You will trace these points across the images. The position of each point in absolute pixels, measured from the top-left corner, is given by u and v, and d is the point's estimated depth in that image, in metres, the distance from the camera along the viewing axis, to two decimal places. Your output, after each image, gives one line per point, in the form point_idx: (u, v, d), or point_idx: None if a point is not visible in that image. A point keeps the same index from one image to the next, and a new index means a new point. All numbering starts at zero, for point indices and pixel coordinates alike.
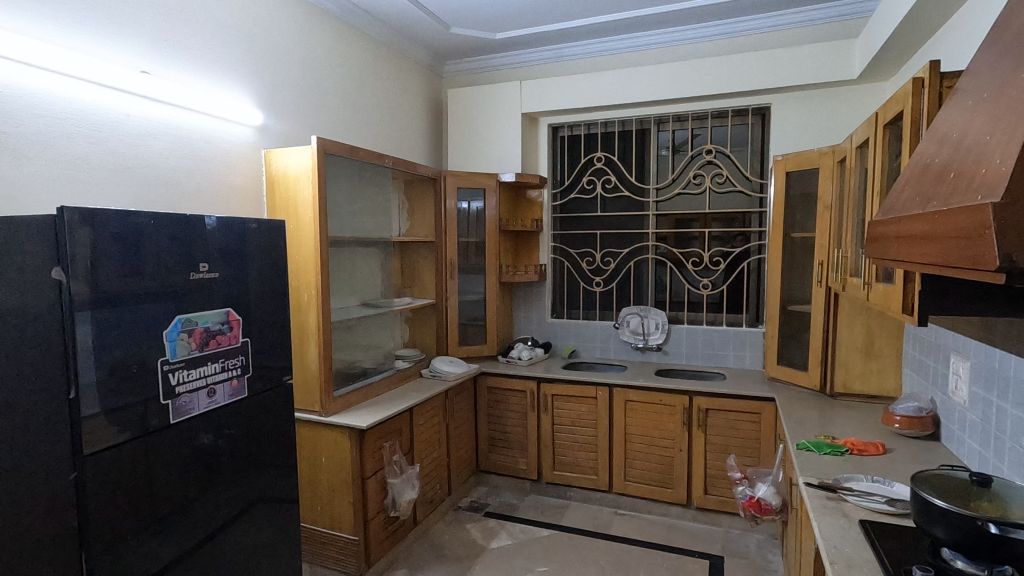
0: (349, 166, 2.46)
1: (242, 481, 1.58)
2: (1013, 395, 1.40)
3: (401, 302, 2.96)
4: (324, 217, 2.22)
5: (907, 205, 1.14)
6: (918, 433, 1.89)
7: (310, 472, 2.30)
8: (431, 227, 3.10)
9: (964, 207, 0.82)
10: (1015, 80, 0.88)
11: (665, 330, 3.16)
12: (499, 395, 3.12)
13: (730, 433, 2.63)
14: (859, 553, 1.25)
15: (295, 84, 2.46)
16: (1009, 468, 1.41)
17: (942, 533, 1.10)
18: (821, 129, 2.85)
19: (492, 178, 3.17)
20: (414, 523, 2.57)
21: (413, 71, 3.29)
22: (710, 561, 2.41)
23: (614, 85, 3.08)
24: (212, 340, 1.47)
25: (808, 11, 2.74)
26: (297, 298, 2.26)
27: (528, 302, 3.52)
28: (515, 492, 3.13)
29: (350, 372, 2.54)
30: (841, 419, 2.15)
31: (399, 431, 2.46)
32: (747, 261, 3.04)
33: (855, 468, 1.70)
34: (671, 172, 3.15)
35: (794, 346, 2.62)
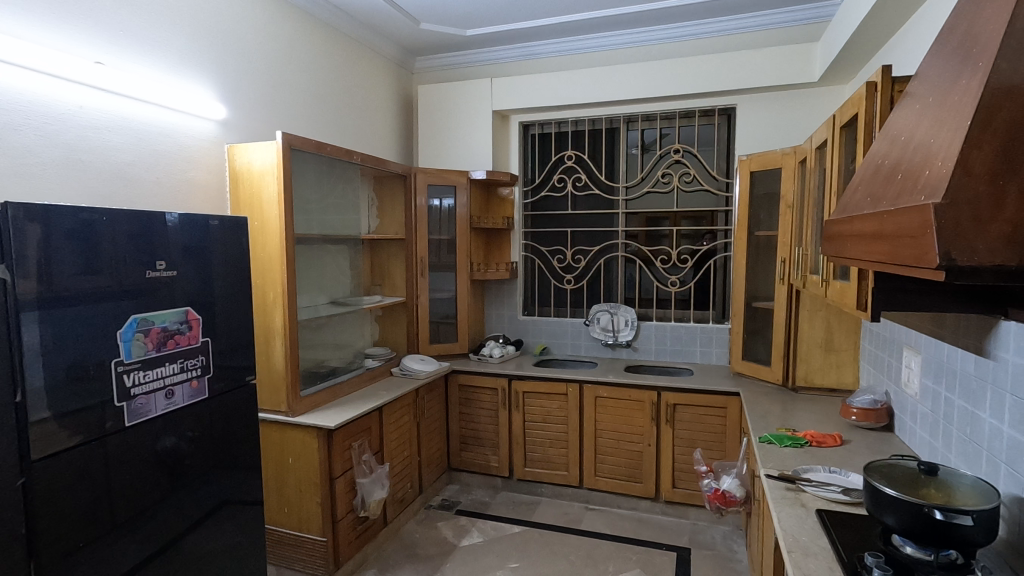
0: (316, 162, 2.43)
1: (204, 485, 1.55)
2: (959, 387, 1.47)
3: (371, 300, 2.92)
4: (290, 214, 2.18)
5: (859, 205, 1.18)
6: (874, 425, 1.96)
7: (277, 473, 2.26)
8: (401, 225, 3.07)
9: (908, 207, 0.85)
10: (957, 85, 0.92)
11: (635, 327, 3.20)
12: (471, 393, 3.12)
13: (698, 427, 2.69)
14: (816, 541, 1.29)
15: (260, 77, 2.41)
16: (956, 456, 1.47)
17: (892, 521, 1.14)
18: (784, 130, 2.92)
19: (463, 175, 3.15)
20: (384, 523, 2.55)
21: (382, 67, 3.25)
22: (678, 553, 2.46)
23: (584, 84, 3.10)
24: (170, 341, 1.42)
25: (771, 14, 2.80)
26: (262, 296, 2.21)
27: (499, 300, 3.53)
28: (487, 489, 3.13)
29: (317, 371, 2.50)
30: (802, 413, 2.22)
31: (368, 430, 2.44)
32: (713, 259, 3.09)
33: (814, 459, 1.75)
34: (640, 171, 3.19)
35: (758, 342, 2.69)
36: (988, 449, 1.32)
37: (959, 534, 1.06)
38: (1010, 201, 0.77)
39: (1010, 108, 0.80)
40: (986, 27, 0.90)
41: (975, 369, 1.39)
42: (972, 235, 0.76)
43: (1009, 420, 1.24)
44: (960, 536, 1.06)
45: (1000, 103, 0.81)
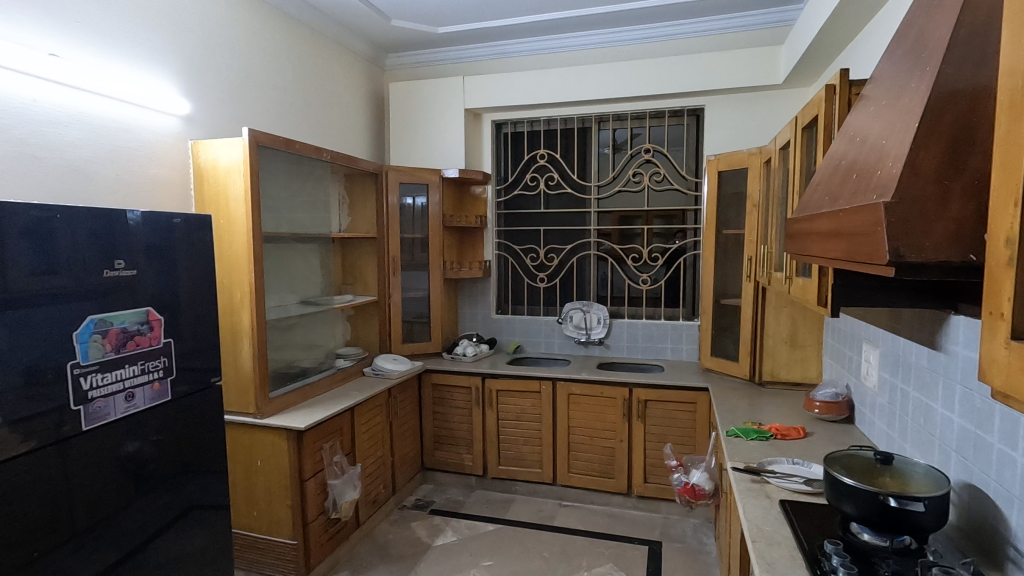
0: (285, 159, 2.39)
1: (169, 490, 1.51)
2: (914, 379, 1.53)
3: (342, 299, 2.89)
4: (257, 212, 2.14)
5: (818, 204, 1.21)
6: (835, 417, 2.02)
7: (245, 476, 2.22)
8: (372, 224, 3.04)
9: (862, 206, 0.89)
10: (908, 88, 0.96)
11: (607, 324, 3.24)
12: (444, 392, 3.11)
13: (668, 422, 2.73)
14: (779, 531, 1.32)
15: (226, 72, 2.36)
16: (911, 446, 1.53)
17: (850, 509, 1.18)
18: (750, 130, 2.98)
19: (435, 173, 3.13)
20: (356, 524, 2.53)
21: (353, 64, 3.21)
22: (649, 547, 2.50)
23: (557, 83, 3.12)
24: (130, 342, 1.38)
25: (738, 17, 2.85)
26: (229, 296, 2.17)
27: (473, 298, 3.52)
28: (461, 488, 3.12)
29: (286, 372, 2.46)
30: (769, 407, 2.28)
31: (339, 431, 2.41)
32: (683, 257, 3.15)
33: (778, 452, 1.80)
34: (612, 170, 3.22)
35: (727, 338, 2.75)
36: (941, 438, 1.37)
37: (913, 520, 1.11)
38: (956, 200, 0.80)
39: (955, 112, 0.84)
40: (934, 32, 0.94)
41: (928, 361, 1.45)
42: (920, 234, 0.80)
43: (960, 410, 1.29)
44: (913, 522, 1.11)
45: (946, 107, 0.85)
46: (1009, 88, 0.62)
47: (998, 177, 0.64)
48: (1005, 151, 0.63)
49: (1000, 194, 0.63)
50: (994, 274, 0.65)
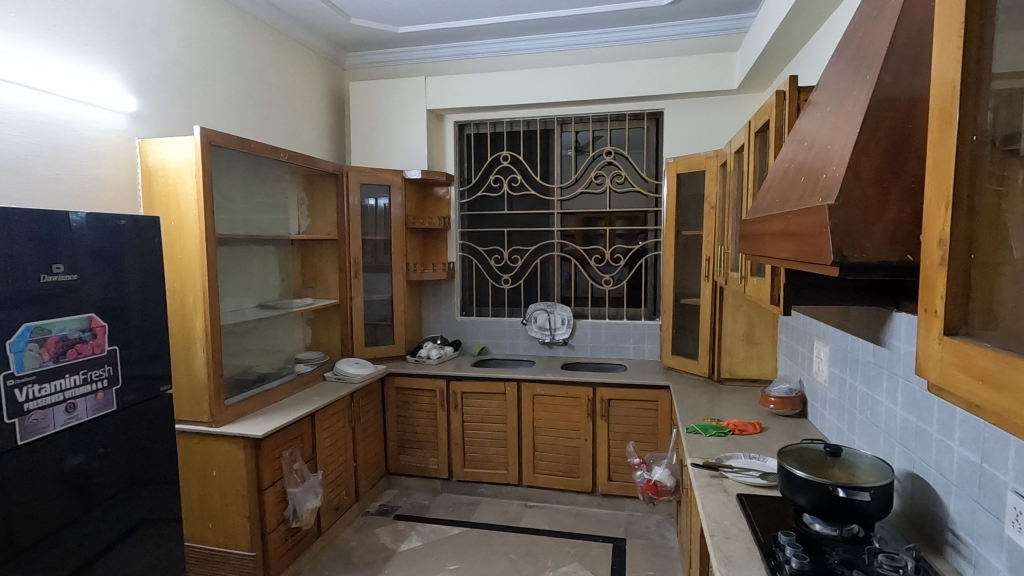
0: (240, 159, 2.32)
1: (117, 504, 1.44)
2: (861, 374, 1.59)
3: (301, 303, 2.82)
4: (210, 213, 2.07)
5: (770, 207, 1.25)
6: (790, 412, 2.09)
7: (200, 487, 2.14)
8: (333, 225, 2.98)
9: (809, 208, 0.92)
10: (851, 95, 1.00)
11: (571, 325, 3.26)
12: (408, 396, 3.07)
13: (631, 420, 2.77)
14: (736, 524, 1.36)
15: (177, 68, 2.27)
16: (859, 438, 1.60)
17: (803, 501, 1.22)
18: (707, 134, 3.06)
19: (397, 174, 3.09)
20: (318, 533, 2.47)
21: (311, 62, 3.15)
22: (614, 544, 2.53)
23: (519, 85, 3.13)
24: (70, 350, 1.31)
25: (694, 24, 2.92)
26: (181, 301, 2.09)
27: (437, 300, 3.49)
28: (426, 492, 3.09)
29: (243, 378, 2.38)
30: (727, 403, 2.34)
31: (299, 438, 2.35)
32: (645, 258, 3.20)
33: (736, 447, 1.85)
34: (574, 171, 3.25)
35: (687, 337, 2.81)
36: (886, 430, 1.44)
37: (860, 509, 1.16)
38: (893, 203, 0.84)
39: (892, 119, 0.88)
40: (873, 42, 0.99)
41: (874, 357, 1.51)
42: (861, 234, 0.84)
43: (902, 402, 1.36)
44: (861, 511, 1.16)
45: (884, 114, 0.89)
46: (941, 97, 0.66)
47: (931, 181, 0.68)
48: (937, 157, 0.66)
49: (933, 198, 0.66)
50: (928, 273, 0.68)
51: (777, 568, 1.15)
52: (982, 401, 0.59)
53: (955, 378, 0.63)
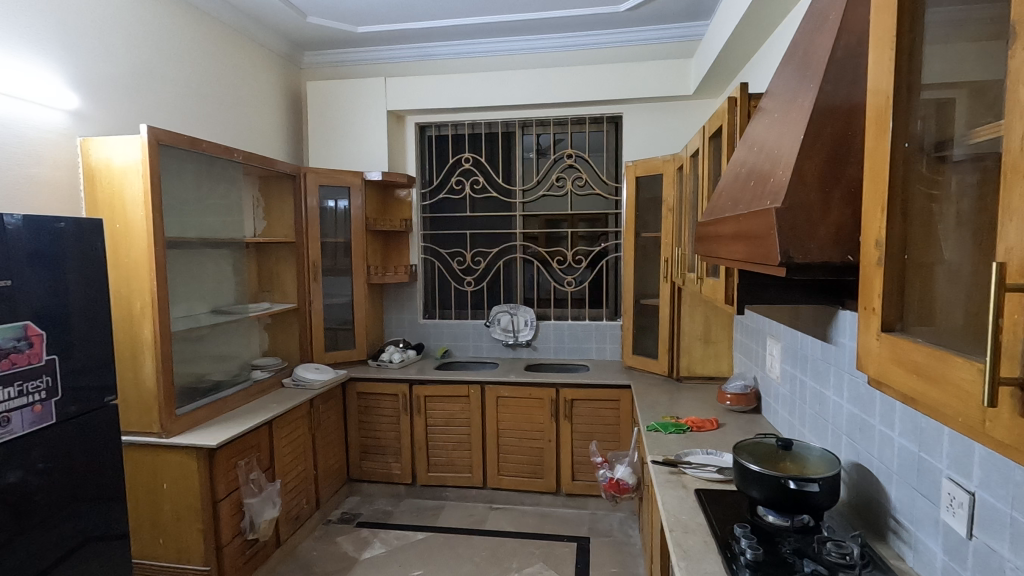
0: (190, 159, 2.24)
1: (59, 522, 1.37)
2: (811, 369, 1.66)
3: (257, 308, 2.75)
4: (158, 215, 1.99)
5: (723, 209, 1.29)
6: (745, 408, 2.16)
7: (150, 501, 2.05)
8: (290, 228, 2.91)
9: (758, 211, 0.96)
10: (796, 102, 1.04)
11: (534, 326, 3.28)
12: (370, 401, 3.03)
13: (594, 420, 2.81)
14: (694, 518, 1.39)
15: (122, 64, 2.18)
16: (810, 431, 1.66)
17: (757, 493, 1.26)
18: (664, 138, 3.13)
19: (357, 176, 3.04)
20: (277, 543, 2.40)
21: (266, 61, 3.07)
22: (578, 543, 2.55)
23: (480, 88, 3.13)
24: (4, 361, 1.24)
25: (651, 31, 2.99)
26: (127, 307, 2.00)
27: (399, 304, 3.45)
28: (389, 498, 3.05)
29: (196, 386, 2.30)
30: (686, 401, 2.39)
31: (256, 446, 2.28)
32: (606, 259, 3.25)
33: (694, 443, 1.89)
34: (536, 174, 3.27)
35: (647, 336, 2.86)
36: (833, 423, 1.50)
37: (809, 500, 1.21)
38: (835, 206, 0.88)
39: (834, 125, 0.92)
40: (816, 51, 1.03)
41: (822, 353, 1.58)
42: (806, 236, 0.88)
43: (848, 396, 1.42)
44: (810, 501, 1.20)
45: (826, 121, 0.93)
46: (877, 106, 0.69)
47: (869, 185, 0.71)
48: (874, 163, 0.70)
49: (871, 202, 0.70)
50: (866, 273, 0.72)
51: (733, 559, 1.19)
52: (917, 393, 0.63)
53: (893, 373, 0.67)
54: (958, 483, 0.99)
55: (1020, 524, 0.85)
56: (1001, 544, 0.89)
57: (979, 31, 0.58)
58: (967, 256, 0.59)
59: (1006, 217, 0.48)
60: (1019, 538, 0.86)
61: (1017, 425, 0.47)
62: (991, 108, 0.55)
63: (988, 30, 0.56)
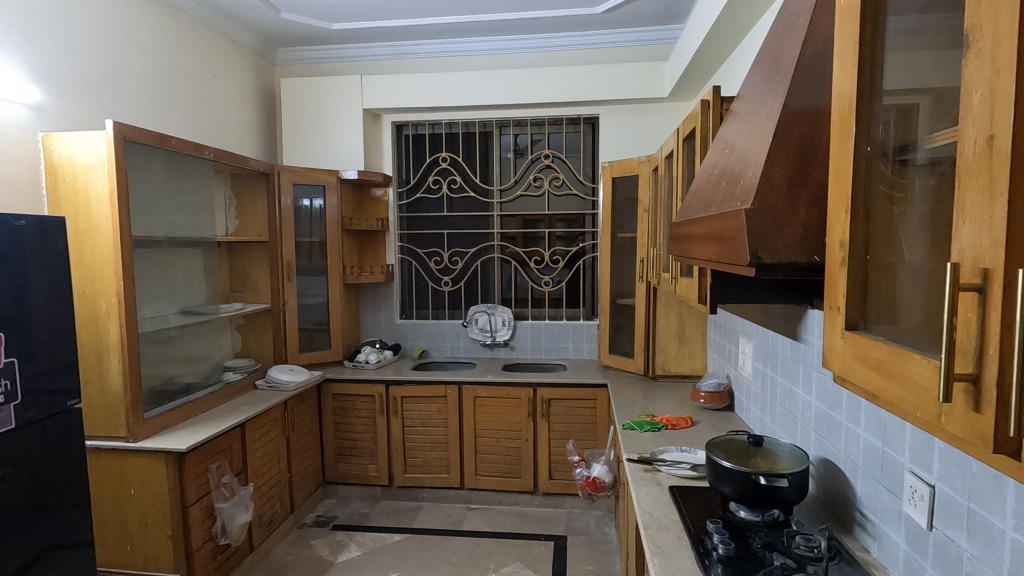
0: (159, 155, 2.18)
1: (18, 531, 1.32)
2: (781, 367, 1.70)
3: (229, 308, 2.70)
4: (125, 213, 1.93)
5: (695, 210, 1.31)
6: (719, 405, 2.20)
7: (116, 507, 2.00)
8: (264, 227, 2.86)
9: (728, 212, 0.98)
10: (766, 106, 1.06)
11: (511, 326, 3.28)
12: (346, 402, 2.99)
13: (571, 419, 2.82)
14: (668, 515, 1.41)
15: (87, 57, 2.11)
16: (780, 428, 1.70)
17: (728, 489, 1.28)
18: (640, 139, 3.16)
19: (332, 174, 3.00)
20: (250, 548, 2.36)
21: (238, 56, 3.01)
22: (555, 542, 2.56)
23: (456, 87, 3.12)
24: None
25: (627, 33, 3.01)
26: (92, 307, 1.94)
27: (375, 304, 3.42)
28: (365, 500, 3.02)
29: (165, 389, 2.25)
30: (661, 399, 2.42)
31: (228, 449, 2.23)
32: (583, 259, 3.27)
33: (669, 441, 1.92)
34: (513, 174, 3.28)
35: (624, 335, 2.89)
36: (802, 419, 1.54)
37: (779, 495, 1.23)
38: (801, 208, 0.90)
39: (801, 129, 0.95)
40: (785, 56, 1.05)
41: (791, 351, 1.62)
42: (774, 237, 0.90)
43: (816, 393, 1.46)
44: (780, 496, 1.23)
45: (793, 125, 0.95)
46: (841, 110, 0.71)
47: (832, 188, 0.74)
48: (839, 166, 0.72)
49: (835, 204, 0.72)
50: (831, 273, 0.74)
51: (705, 555, 1.21)
52: (878, 390, 0.65)
53: (855, 370, 0.69)
54: (919, 476, 1.03)
55: (976, 514, 0.89)
56: (959, 535, 0.92)
57: (935, 40, 0.60)
58: (922, 257, 0.61)
59: (959, 219, 0.50)
60: (975, 528, 0.89)
61: (969, 420, 0.49)
62: (948, 113, 0.56)
63: (943, 39, 0.58)
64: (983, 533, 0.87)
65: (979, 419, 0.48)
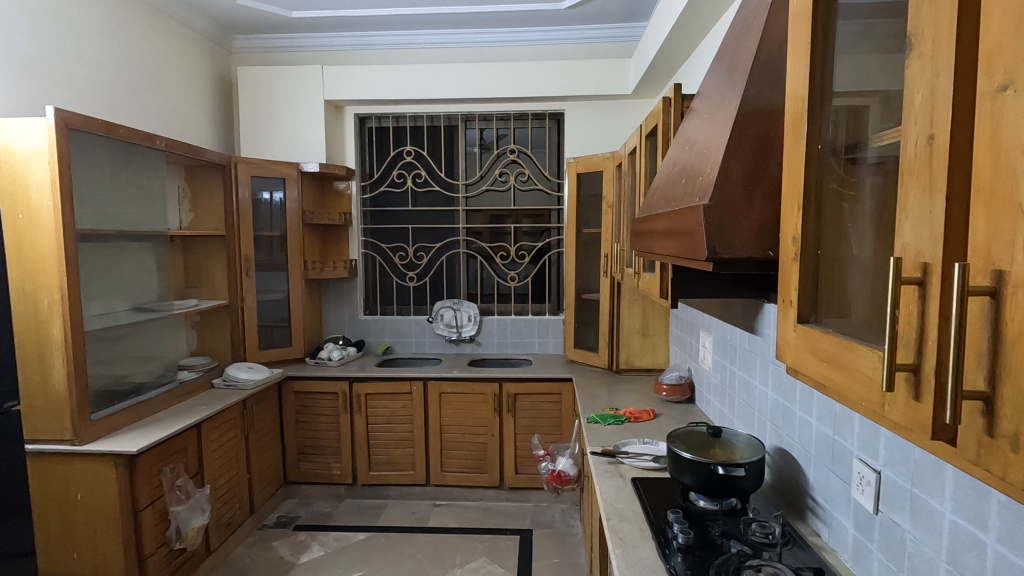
0: (105, 144, 2.08)
1: None
2: (739, 360, 1.74)
3: (183, 304, 2.60)
4: (67, 206, 1.83)
5: (656, 206, 1.33)
6: (680, 398, 2.25)
7: (62, 513, 1.91)
8: (220, 220, 2.77)
9: (687, 208, 1.00)
10: (724, 104, 1.08)
11: (477, 322, 3.27)
12: (308, 400, 2.93)
13: (536, 414, 2.84)
14: (630, 507, 1.43)
15: (23, 37, 1.99)
16: (739, 419, 1.75)
17: (689, 480, 1.31)
18: (604, 135, 3.19)
19: (293, 167, 2.92)
20: (207, 552, 2.28)
21: (191, 43, 2.89)
22: (521, 536, 2.58)
23: (422, 80, 3.08)
24: None
25: (591, 30, 3.03)
26: (32, 305, 1.84)
27: (338, 300, 3.35)
28: (329, 499, 2.97)
29: (114, 390, 2.15)
30: (625, 392, 2.46)
31: (183, 451, 2.15)
32: (548, 255, 3.29)
33: (632, 434, 1.95)
34: (479, 169, 3.26)
35: (588, 330, 2.92)
36: (759, 410, 1.58)
37: (736, 484, 1.27)
38: (757, 203, 0.93)
39: (757, 127, 0.97)
40: (743, 55, 1.07)
41: (749, 344, 1.67)
42: (731, 233, 0.92)
43: (771, 384, 1.50)
44: (737, 485, 1.27)
45: (750, 123, 0.97)
46: (795, 109, 0.73)
47: (786, 185, 0.76)
48: (792, 164, 0.74)
49: (788, 200, 0.74)
50: (784, 268, 0.77)
51: (665, 544, 1.23)
52: (828, 381, 0.67)
53: (807, 362, 0.71)
54: (866, 463, 1.07)
55: (918, 498, 0.93)
56: (903, 518, 0.97)
57: (882, 43, 0.62)
58: (868, 253, 0.63)
59: (901, 215, 0.52)
60: (917, 510, 0.93)
61: (910, 408, 0.51)
62: (893, 113, 0.59)
63: (890, 42, 0.60)
64: (925, 516, 0.91)
65: (919, 407, 0.50)
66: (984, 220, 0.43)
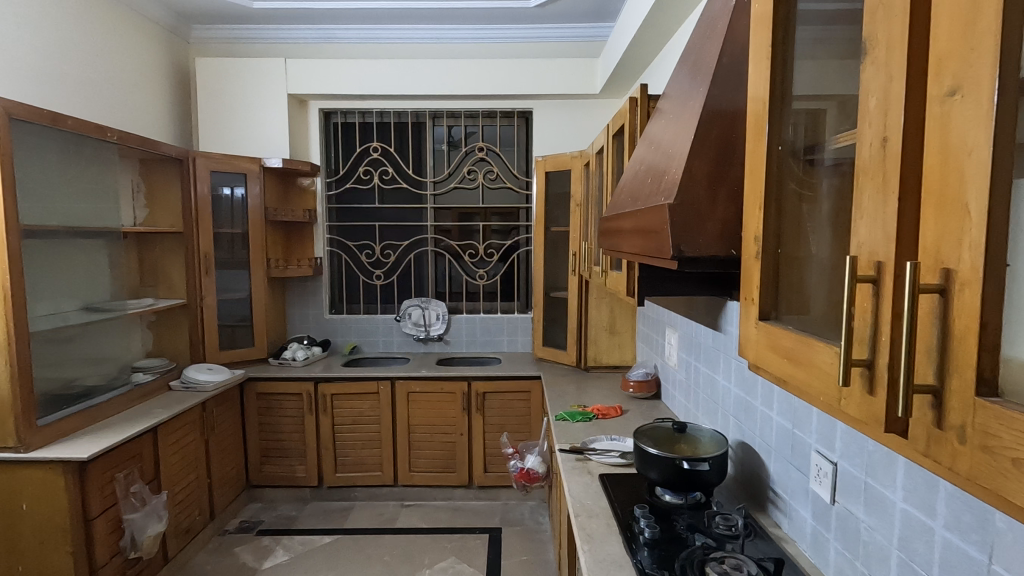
0: (51, 135, 1.98)
1: None
2: (703, 356, 1.78)
3: (138, 304, 2.50)
4: (9, 200, 1.73)
5: (623, 205, 1.35)
6: (647, 394, 2.28)
7: (7, 524, 1.82)
8: (177, 216, 2.67)
9: (653, 207, 1.01)
10: (689, 105, 1.10)
11: (445, 320, 3.25)
12: (271, 401, 2.85)
13: (505, 412, 2.84)
14: (597, 503, 1.44)
15: None
16: (703, 414, 1.78)
17: (655, 475, 1.33)
18: (572, 134, 3.20)
19: (255, 162, 2.84)
20: (164, 560, 2.20)
21: (146, 32, 2.77)
22: (490, 535, 2.57)
23: (388, 75, 3.03)
24: None
25: (559, 29, 3.04)
26: None
27: (303, 299, 3.27)
28: (294, 503, 2.91)
29: (63, 393, 2.06)
30: (593, 390, 2.48)
31: (138, 456, 2.07)
32: (517, 253, 3.29)
33: (600, 430, 1.97)
34: (447, 166, 3.24)
35: (557, 328, 2.93)
36: (723, 405, 1.62)
37: (701, 478, 1.29)
38: (721, 203, 0.95)
39: (721, 128, 0.99)
40: (707, 56, 1.09)
41: (713, 340, 1.70)
42: (696, 232, 0.94)
43: (734, 379, 1.54)
44: (702, 479, 1.29)
45: (714, 123, 0.99)
46: (757, 111, 0.75)
47: (748, 185, 0.77)
48: (754, 165, 0.76)
49: (751, 199, 0.76)
50: (747, 266, 0.78)
51: (632, 539, 1.25)
52: (788, 376, 0.68)
53: (769, 358, 0.73)
54: (823, 455, 1.11)
55: (873, 488, 0.96)
56: (858, 507, 1.00)
57: (839, 48, 0.64)
58: (826, 251, 0.65)
59: (857, 215, 0.53)
60: (871, 500, 0.97)
61: (864, 401, 0.53)
62: (849, 116, 0.60)
63: (846, 48, 0.62)
64: (878, 505, 0.95)
65: (874, 401, 0.51)
66: (934, 220, 0.45)
